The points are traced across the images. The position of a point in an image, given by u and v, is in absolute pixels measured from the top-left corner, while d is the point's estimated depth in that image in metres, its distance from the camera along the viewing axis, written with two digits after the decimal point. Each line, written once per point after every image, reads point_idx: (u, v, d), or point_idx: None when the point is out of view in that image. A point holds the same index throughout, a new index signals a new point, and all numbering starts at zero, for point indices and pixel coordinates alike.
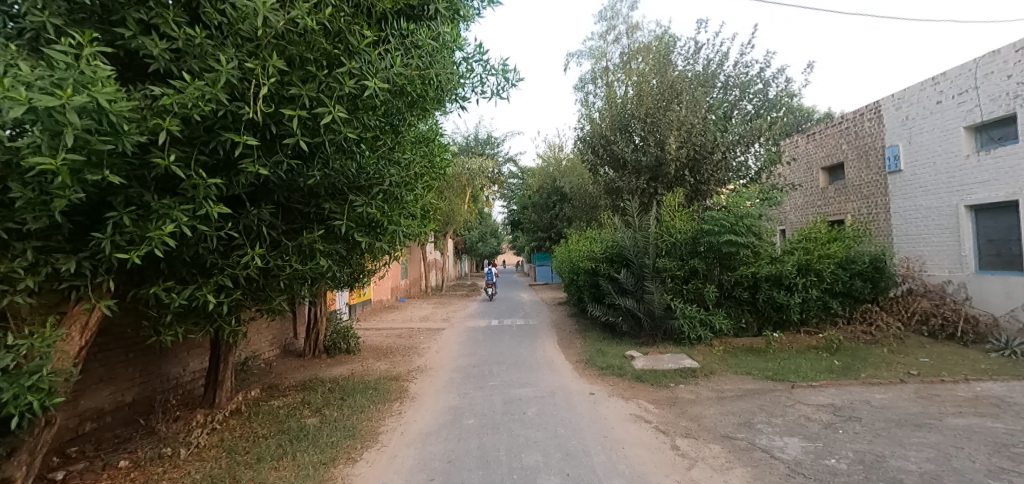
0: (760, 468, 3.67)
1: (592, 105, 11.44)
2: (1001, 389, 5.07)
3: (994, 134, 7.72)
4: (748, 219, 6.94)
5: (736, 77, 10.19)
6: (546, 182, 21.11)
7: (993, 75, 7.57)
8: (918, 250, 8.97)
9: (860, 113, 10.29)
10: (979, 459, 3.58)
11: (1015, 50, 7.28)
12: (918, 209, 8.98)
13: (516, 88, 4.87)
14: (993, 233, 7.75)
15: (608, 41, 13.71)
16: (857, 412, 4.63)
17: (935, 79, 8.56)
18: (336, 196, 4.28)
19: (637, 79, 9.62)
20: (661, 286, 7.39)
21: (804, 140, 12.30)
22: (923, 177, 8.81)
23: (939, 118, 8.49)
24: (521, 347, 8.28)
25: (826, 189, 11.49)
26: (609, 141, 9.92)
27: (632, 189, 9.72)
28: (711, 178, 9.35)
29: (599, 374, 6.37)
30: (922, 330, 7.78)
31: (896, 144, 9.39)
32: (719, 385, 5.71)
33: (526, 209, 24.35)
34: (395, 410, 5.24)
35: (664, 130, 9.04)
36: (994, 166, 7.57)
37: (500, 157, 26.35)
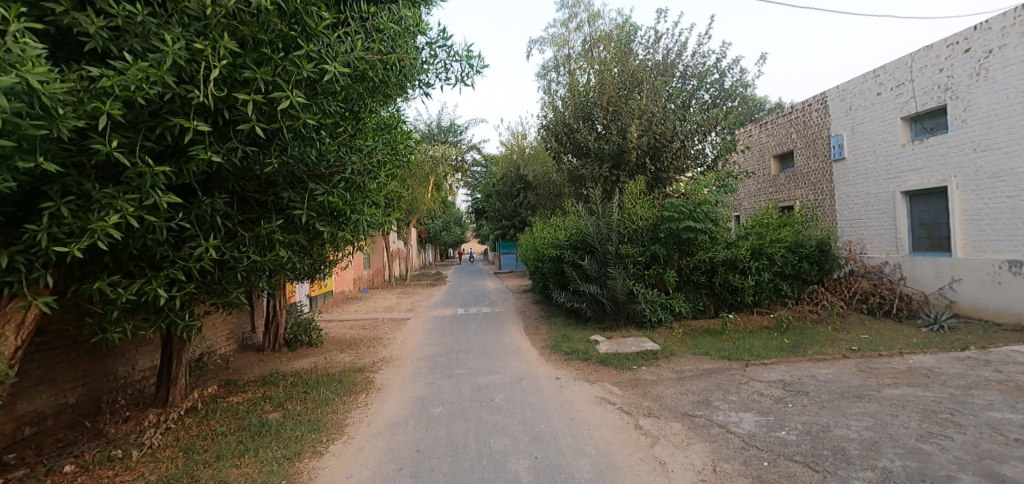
0: (718, 443, 3.88)
1: (555, 94, 11.47)
2: (931, 362, 5.48)
3: (927, 124, 8.26)
4: (706, 206, 7.21)
5: (694, 67, 10.47)
6: (510, 170, 21.12)
7: (926, 68, 8.08)
8: (859, 234, 9.58)
9: (809, 103, 10.77)
10: (911, 425, 3.90)
11: (946, 45, 7.79)
12: (860, 196, 9.54)
13: (480, 75, 4.82)
14: (924, 218, 8.33)
15: (571, 29, 13.74)
16: (805, 387, 4.90)
17: (876, 71, 9.06)
18: (295, 185, 4.19)
19: (599, 67, 9.73)
20: (623, 272, 7.57)
21: (757, 129, 12.76)
22: (864, 165, 9.36)
23: (878, 108, 9.01)
24: (486, 335, 8.29)
25: (777, 176, 12.00)
26: (573, 129, 9.98)
27: (595, 176, 9.84)
28: (671, 166, 9.57)
29: (565, 359, 6.49)
30: (862, 308, 8.22)
31: (840, 134, 9.92)
32: (679, 365, 5.93)
33: (489, 199, 24.32)
34: (360, 402, 5.15)
35: (625, 119, 9.18)
36: (927, 154, 8.11)
37: (464, 145, 26.11)
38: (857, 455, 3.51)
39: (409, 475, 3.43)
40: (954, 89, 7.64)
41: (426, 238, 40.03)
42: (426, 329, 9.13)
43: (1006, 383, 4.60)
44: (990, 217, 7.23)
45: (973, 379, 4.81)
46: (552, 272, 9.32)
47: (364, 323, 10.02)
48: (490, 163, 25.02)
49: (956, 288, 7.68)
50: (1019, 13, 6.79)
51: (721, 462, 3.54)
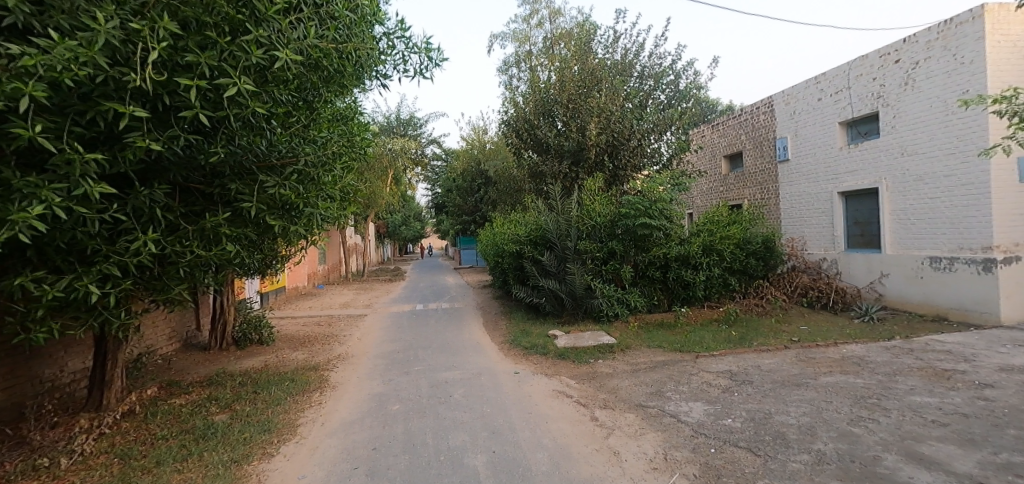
0: (669, 432, 4.03)
1: (516, 89, 11.46)
2: (861, 351, 5.89)
3: (862, 129, 8.83)
4: (660, 203, 7.44)
5: (651, 67, 10.75)
6: (471, 165, 21.03)
7: (862, 77, 8.63)
8: (801, 232, 10.14)
9: (757, 106, 11.27)
10: (844, 410, 4.18)
11: (879, 56, 8.33)
12: (802, 196, 10.08)
13: (440, 68, 4.75)
14: (858, 216, 8.91)
15: (532, 25, 13.76)
16: (750, 377, 5.14)
17: (817, 78, 9.59)
18: (243, 176, 4.01)
19: (559, 65, 9.81)
20: (581, 268, 7.70)
21: (709, 131, 13.24)
22: (806, 167, 9.91)
23: (819, 113, 9.55)
24: (446, 331, 8.25)
25: (727, 176, 12.51)
26: (533, 126, 10.02)
27: (554, 173, 9.92)
28: (628, 164, 9.77)
29: (524, 354, 6.54)
30: (803, 301, 8.72)
31: (784, 137, 10.45)
32: (634, 358, 6.10)
33: (450, 194, 24.11)
34: (314, 401, 5.01)
35: (585, 116, 9.30)
36: (861, 157, 8.68)
37: (425, 138, 25.87)
38: (795, 439, 3.75)
39: (364, 475, 3.36)
40: (886, 96, 8.21)
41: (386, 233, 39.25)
42: (384, 325, 8.96)
43: (925, 369, 5.01)
44: (915, 217, 7.82)
45: (897, 366, 5.21)
46: (512, 267, 9.34)
47: (319, 320, 9.73)
48: (452, 158, 24.82)
49: (885, 283, 8.29)
50: (942, 28, 7.36)
51: (672, 450, 3.69)
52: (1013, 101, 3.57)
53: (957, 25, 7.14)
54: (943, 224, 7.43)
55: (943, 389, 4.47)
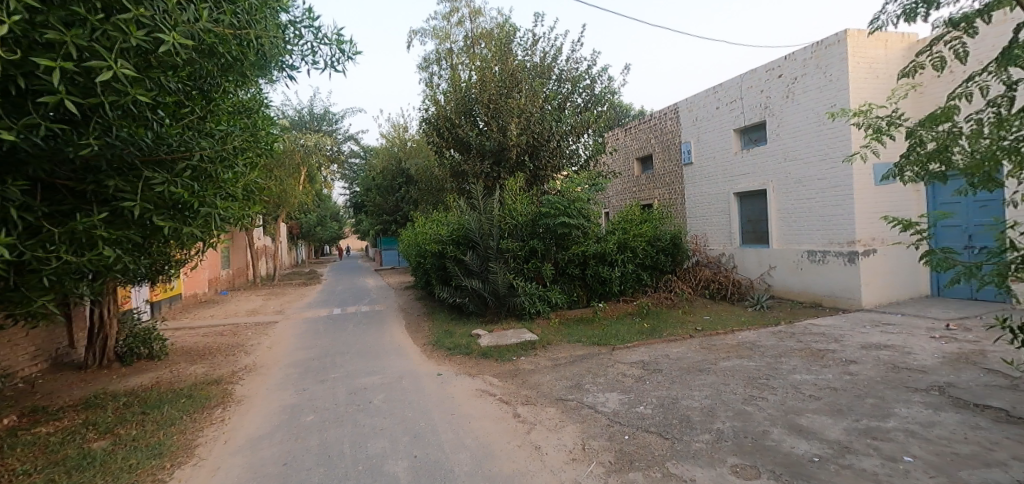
0: (587, 423, 4.20)
1: (437, 87, 11.34)
2: (753, 336, 6.53)
3: (752, 136, 9.78)
4: (578, 203, 7.78)
5: (568, 72, 10.78)
6: (391, 163, 20.69)
7: (752, 89, 9.54)
8: (703, 229, 11.10)
9: (664, 113, 12.09)
10: (739, 391, 4.61)
11: (765, 70, 9.25)
12: (704, 196, 10.99)
13: (353, 61, 4.56)
14: (752, 215, 9.87)
15: (452, 24, 13.63)
16: (660, 366, 5.49)
17: (715, 89, 10.46)
18: (125, 172, 3.56)
19: (480, 64, 9.85)
20: (504, 266, 7.79)
21: (623, 134, 13.96)
22: (707, 170, 10.81)
23: (717, 121, 10.44)
24: (367, 335, 7.95)
25: (639, 177, 13.30)
26: (454, 124, 10.00)
27: (476, 172, 9.96)
28: (548, 164, 10.05)
29: (447, 355, 6.48)
30: (706, 294, 9.46)
31: (688, 141, 11.31)
32: (554, 353, 6.28)
33: (370, 193, 23.26)
34: (215, 418, 4.60)
35: (505, 117, 9.41)
36: (752, 162, 9.63)
37: (340, 136, 25.26)
38: (698, 421, 4.06)
39: None
40: (771, 107, 9.14)
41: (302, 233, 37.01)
42: (299, 332, 8.46)
43: (804, 350, 5.67)
44: (795, 215, 8.81)
45: (781, 348, 5.84)
46: (435, 268, 9.21)
47: (222, 330, 8.92)
48: (373, 156, 24.00)
49: (772, 275, 9.32)
50: (813, 49, 8.32)
51: (590, 440, 3.84)
52: (868, 115, 4.11)
53: (826, 46, 8.08)
54: (816, 222, 8.43)
55: (818, 367, 5.08)
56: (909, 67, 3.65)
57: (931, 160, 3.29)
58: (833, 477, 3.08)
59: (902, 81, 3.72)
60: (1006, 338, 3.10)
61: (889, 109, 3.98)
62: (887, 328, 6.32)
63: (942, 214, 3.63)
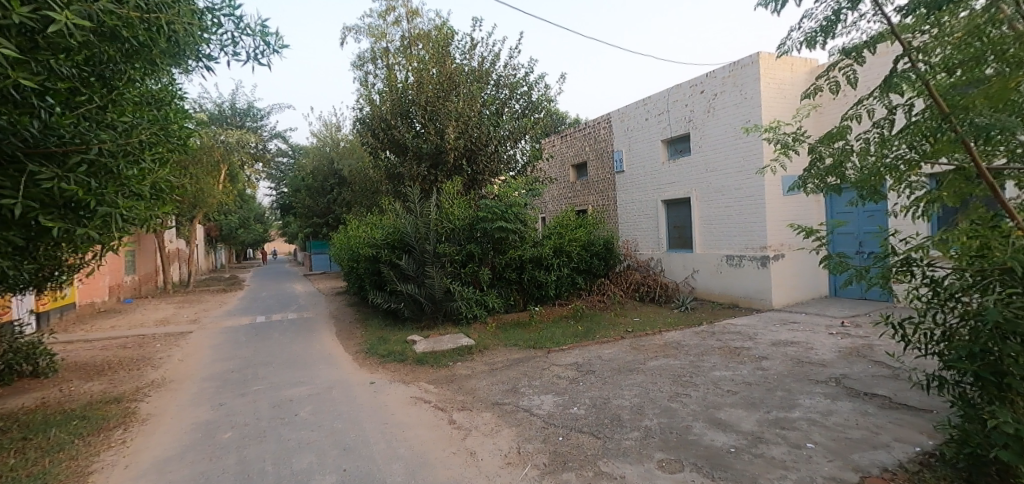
0: (523, 426, 4.23)
1: (372, 86, 11.06)
2: (678, 336, 6.90)
3: (678, 147, 10.39)
4: (516, 208, 7.84)
5: (506, 77, 10.42)
6: (323, 164, 20.02)
7: (677, 102, 10.13)
8: (634, 234, 11.63)
9: (597, 122, 12.56)
10: (665, 388, 4.84)
11: (689, 86, 9.84)
12: (634, 203, 11.52)
13: (279, 55, 4.34)
14: (678, 222, 10.48)
15: (388, 22, 13.26)
16: (593, 367, 5.66)
17: (644, 101, 11.01)
18: (4, 165, 3.13)
19: (417, 66, 9.70)
20: (440, 271, 7.69)
21: (560, 141, 14.30)
22: (637, 178, 11.35)
23: (647, 131, 10.99)
24: (296, 344, 7.54)
25: (575, 183, 13.70)
26: (390, 125, 9.81)
27: (413, 175, 9.81)
28: (486, 168, 10.10)
29: (381, 362, 6.29)
30: (636, 296, 9.90)
31: (620, 150, 11.82)
32: (491, 358, 6.29)
33: (299, 194, 22.15)
34: (114, 440, 4.14)
35: (443, 119, 9.34)
36: (678, 171, 10.22)
37: (266, 133, 23.92)
38: (628, 419, 4.22)
39: None
40: (695, 121, 9.75)
41: (226, 235, 34.46)
42: (218, 342, 7.85)
43: (723, 348, 6.07)
44: (716, 222, 9.45)
45: (702, 347, 6.23)
46: (368, 272, 8.93)
47: (126, 342, 8.07)
48: (303, 155, 22.90)
49: (696, 278, 9.93)
50: (731, 68, 8.95)
51: (525, 443, 3.87)
52: (777, 132, 4.49)
53: (742, 67, 8.72)
54: (733, 229, 9.09)
55: (734, 363, 5.46)
56: (809, 90, 4.05)
57: (828, 174, 3.63)
58: (748, 466, 3.30)
59: (804, 101, 4.09)
60: (889, 333, 3.50)
61: (795, 126, 4.35)
62: (793, 325, 6.94)
63: (838, 222, 4.02)
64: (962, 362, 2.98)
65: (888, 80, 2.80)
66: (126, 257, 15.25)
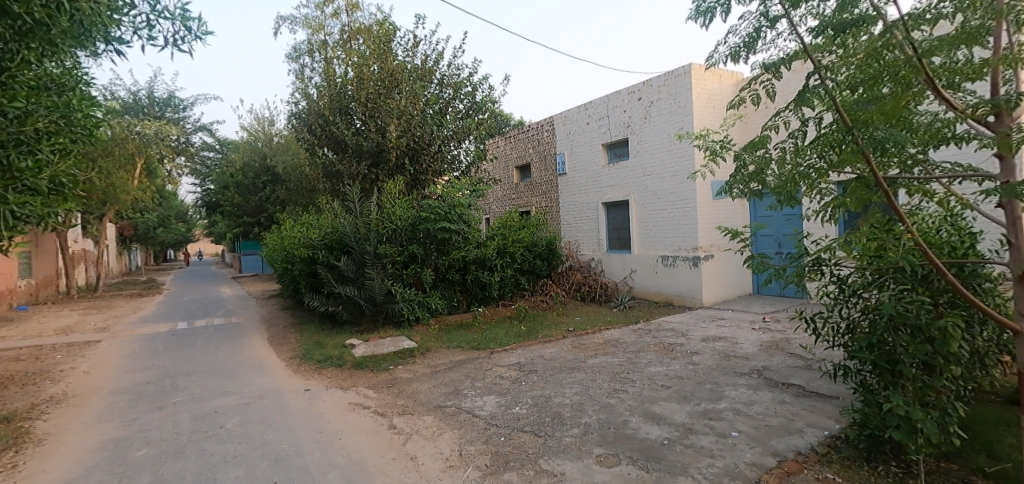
0: (464, 428, 4.20)
1: (310, 80, 10.63)
2: (616, 334, 7.14)
3: (617, 151, 10.79)
4: (459, 209, 7.83)
5: (450, 76, 10.21)
6: (254, 159, 18.97)
7: (616, 108, 10.51)
8: (575, 236, 11.94)
9: (540, 125, 12.79)
10: (603, 385, 4.99)
11: (627, 93, 10.23)
12: (576, 205, 11.83)
13: (203, 42, 4.08)
14: (617, 223, 10.86)
15: (326, 15, 12.44)
16: (535, 366, 5.73)
17: (585, 106, 11.33)
18: None
19: (357, 60, 9.30)
20: (381, 272, 7.52)
21: (504, 142, 14.40)
22: (579, 180, 11.66)
23: (587, 135, 11.33)
24: (224, 351, 7.07)
25: (518, 184, 13.86)
26: (328, 122, 9.49)
27: (352, 173, 9.53)
28: (429, 168, 10.03)
29: (318, 368, 6.03)
30: (577, 296, 10.14)
31: (562, 153, 12.09)
32: (433, 360, 6.21)
33: (227, 190, 20.81)
34: (2, 465, 3.68)
35: (385, 117, 9.14)
36: (617, 175, 10.61)
37: (189, 126, 22.35)
38: (568, 416, 4.31)
39: None
40: (632, 127, 10.16)
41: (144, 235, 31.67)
42: (134, 352, 7.20)
43: (658, 345, 6.35)
44: (652, 224, 9.90)
45: (638, 344, 6.49)
46: (303, 273, 8.55)
47: (19, 355, 7.21)
48: (232, 149, 21.58)
49: (633, 278, 10.33)
50: (665, 77, 9.39)
51: (467, 445, 3.84)
52: (706, 140, 4.75)
53: (676, 76, 9.17)
54: (668, 231, 9.56)
55: (667, 359, 5.72)
56: (733, 101, 4.32)
57: (750, 181, 3.89)
58: (679, 457, 3.46)
59: (730, 111, 4.36)
60: (802, 327, 3.81)
61: (722, 135, 4.62)
62: (721, 321, 7.40)
63: (759, 225, 4.31)
64: (864, 351, 3.31)
65: (801, 96, 2.90)
66: (20, 260, 13.62)
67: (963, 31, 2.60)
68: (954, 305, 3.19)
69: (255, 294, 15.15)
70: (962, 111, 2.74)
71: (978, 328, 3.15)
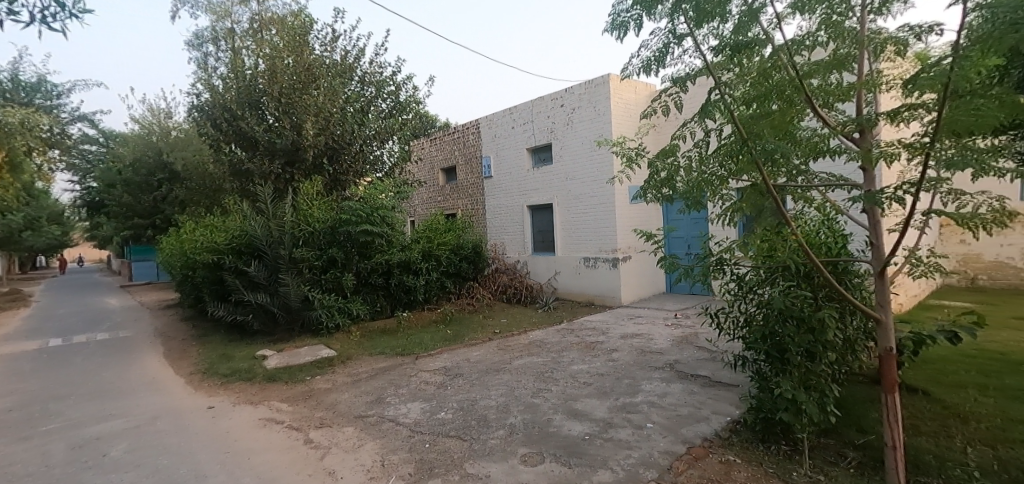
0: (387, 437, 4.07)
1: (216, 69, 9.83)
2: (541, 335, 7.30)
3: (541, 156, 11.08)
4: (382, 211, 7.61)
5: (371, 74, 10.06)
6: (148, 154, 17.13)
7: (540, 114, 10.78)
8: (501, 238, 12.09)
9: (465, 127, 12.80)
10: (529, 385, 5.08)
11: (551, 99, 10.53)
12: (502, 208, 11.98)
13: (80, 22, 3.65)
14: (541, 226, 11.14)
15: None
16: (461, 370, 5.71)
17: (510, 110, 11.50)
18: None
19: (268, 51, 8.65)
20: (297, 278, 7.08)
21: (429, 143, 14.21)
22: (504, 183, 11.80)
23: (512, 138, 11.50)
24: (111, 370, 6.28)
25: (444, 187, 13.76)
26: (236, 116, 8.83)
27: (264, 172, 8.93)
28: (349, 169, 9.76)
29: (225, 383, 5.57)
30: (503, 298, 10.19)
31: (488, 155, 12.19)
32: (355, 368, 5.98)
33: (116, 188, 18.56)
34: None
35: (300, 113, 8.67)
36: (541, 179, 10.88)
37: (65, 114, 19.65)
38: (494, 418, 4.33)
39: None
40: (556, 132, 10.47)
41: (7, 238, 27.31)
42: None
43: (580, 344, 6.58)
44: (575, 227, 10.27)
45: (561, 344, 6.69)
46: (207, 280, 7.85)
47: None
48: (120, 143, 19.32)
49: (558, 279, 10.64)
50: (585, 86, 9.78)
51: (390, 455, 3.72)
52: (624, 146, 4.99)
53: (596, 85, 9.58)
54: (590, 233, 9.97)
55: (589, 357, 5.94)
56: (648, 111, 4.58)
57: (662, 187, 4.12)
58: (599, 451, 3.59)
59: (644, 120, 4.61)
60: (708, 322, 4.13)
61: (637, 143, 4.88)
62: (638, 319, 7.85)
63: (670, 228, 4.59)
64: (759, 342, 3.65)
65: (705, 108, 3.02)
66: None
67: (834, 58, 2.99)
68: (830, 299, 3.63)
69: (151, 304, 13.66)
70: (834, 127, 3.06)
71: (847, 318, 3.62)
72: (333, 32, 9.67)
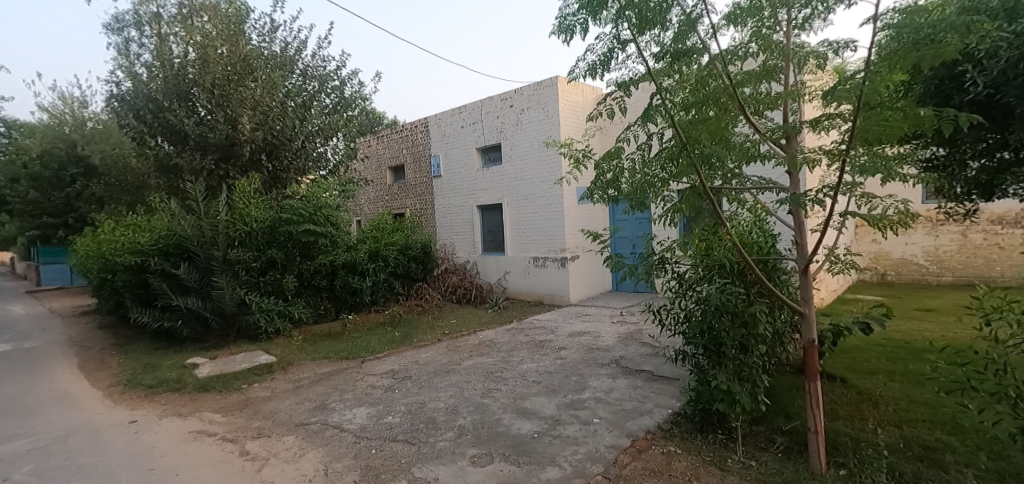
0: (331, 444, 3.93)
1: (137, 55, 9.04)
2: (490, 335, 7.32)
3: (492, 156, 11.10)
4: (325, 210, 7.37)
5: (314, 68, 9.68)
6: (59, 146, 15.57)
7: (490, 114, 10.78)
8: (451, 239, 12.00)
9: (414, 126, 12.61)
10: (478, 386, 5.06)
11: (501, 99, 10.55)
12: (451, 208, 11.90)
13: None
14: (492, 226, 11.17)
15: None
16: (408, 372, 5.61)
17: (460, 109, 11.43)
18: None
19: (199, 39, 8.12)
20: (231, 281, 6.71)
21: (375, 141, 13.84)
22: (454, 183, 11.72)
23: (462, 138, 11.44)
24: (16, 385, 5.67)
25: (392, 186, 13.47)
26: (162, 108, 8.23)
27: (195, 169, 8.42)
28: (290, 166, 9.39)
29: (151, 395, 5.18)
30: (453, 298, 10.05)
31: (438, 155, 12.05)
32: (297, 374, 5.75)
33: (20, 183, 16.75)
34: None
35: (236, 107, 8.21)
36: (492, 179, 10.90)
37: None
38: (443, 420, 4.28)
39: None
40: (506, 132, 10.50)
41: None
42: None
43: (529, 343, 6.64)
44: (525, 227, 10.36)
45: (510, 343, 6.73)
46: (129, 283, 7.29)
47: None
48: (25, 134, 17.44)
49: (507, 279, 10.69)
50: (535, 87, 9.88)
51: (333, 463, 3.60)
52: (569, 148, 5.09)
53: (546, 87, 9.69)
54: (540, 233, 10.08)
55: (537, 355, 6.02)
56: (592, 114, 4.68)
57: (607, 187, 4.19)
58: (546, 448, 3.64)
59: (590, 122, 4.70)
60: (651, 318, 4.25)
61: (584, 144, 5.00)
62: (585, 317, 8.05)
63: (616, 228, 4.69)
64: (697, 337, 3.80)
65: (646, 112, 3.04)
66: None
67: (763, 68, 3.16)
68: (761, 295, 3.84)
69: (61, 311, 12.43)
70: (764, 133, 3.25)
71: (776, 312, 3.85)
72: (273, 21, 9.19)
